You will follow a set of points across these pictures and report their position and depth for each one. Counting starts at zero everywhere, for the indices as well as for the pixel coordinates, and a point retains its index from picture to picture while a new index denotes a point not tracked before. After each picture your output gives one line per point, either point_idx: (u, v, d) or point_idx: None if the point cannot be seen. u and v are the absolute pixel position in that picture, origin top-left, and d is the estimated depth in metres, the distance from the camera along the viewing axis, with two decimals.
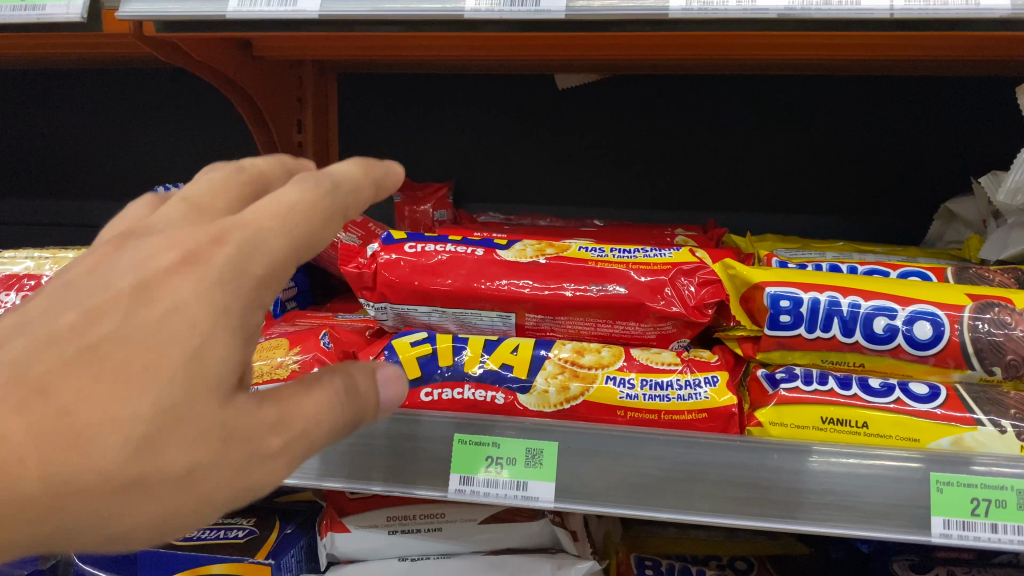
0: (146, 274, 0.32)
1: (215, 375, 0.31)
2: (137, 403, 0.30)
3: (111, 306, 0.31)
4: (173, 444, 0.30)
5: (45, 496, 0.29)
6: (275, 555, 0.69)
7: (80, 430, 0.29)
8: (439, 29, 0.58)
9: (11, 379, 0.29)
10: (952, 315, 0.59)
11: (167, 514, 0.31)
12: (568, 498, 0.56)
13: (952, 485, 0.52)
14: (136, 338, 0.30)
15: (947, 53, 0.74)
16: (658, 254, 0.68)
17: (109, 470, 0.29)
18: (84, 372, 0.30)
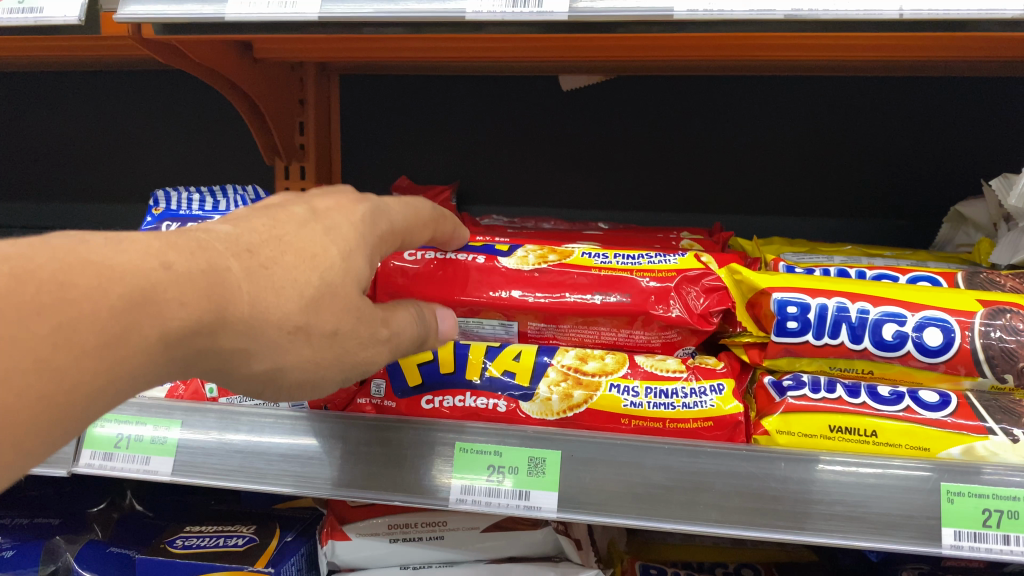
0: (311, 203, 0.47)
1: (358, 270, 0.46)
2: (314, 276, 0.43)
3: (289, 214, 0.45)
4: (328, 311, 0.43)
5: (252, 321, 0.40)
6: (274, 563, 0.68)
7: (276, 283, 0.41)
8: (441, 31, 0.58)
9: (229, 242, 0.41)
10: (963, 321, 0.58)
11: (315, 359, 0.44)
12: (572, 508, 0.54)
13: (963, 496, 0.51)
14: (309, 237, 0.44)
15: (958, 54, 0.72)
16: (663, 257, 0.67)
17: (291, 314, 0.42)
18: (279, 247, 0.43)
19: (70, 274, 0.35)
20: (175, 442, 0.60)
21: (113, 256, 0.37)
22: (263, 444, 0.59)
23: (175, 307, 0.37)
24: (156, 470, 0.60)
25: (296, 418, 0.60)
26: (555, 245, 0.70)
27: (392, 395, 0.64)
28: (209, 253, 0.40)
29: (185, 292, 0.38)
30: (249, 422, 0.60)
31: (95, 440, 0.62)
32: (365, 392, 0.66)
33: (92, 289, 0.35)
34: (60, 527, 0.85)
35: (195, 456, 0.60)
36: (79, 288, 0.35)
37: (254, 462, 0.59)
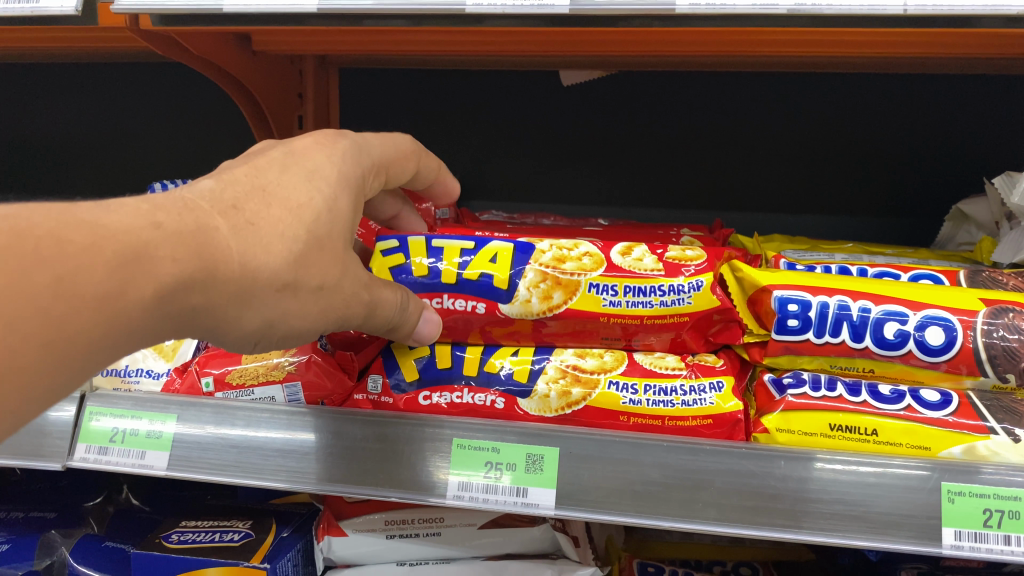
0: (290, 146, 0.48)
1: (341, 220, 0.47)
2: (300, 229, 0.44)
3: (269, 162, 0.46)
4: (314, 265, 0.45)
5: (245, 277, 0.41)
6: (270, 559, 0.67)
7: (265, 238, 0.42)
8: (440, 23, 0.57)
9: (213, 198, 0.42)
10: (965, 320, 0.58)
11: (301, 313, 0.45)
12: (569, 505, 0.54)
13: (963, 495, 0.50)
14: (292, 186, 0.45)
15: (964, 51, 0.72)
16: (676, 296, 0.62)
17: (281, 270, 0.43)
18: (263, 198, 0.44)
19: (63, 231, 0.34)
20: (170, 436, 0.60)
21: (104, 215, 0.36)
22: (260, 439, 0.59)
23: (167, 263, 0.37)
24: (151, 464, 0.59)
25: (294, 413, 0.59)
26: (557, 262, 0.63)
27: (390, 392, 0.64)
28: (195, 210, 0.40)
29: (177, 249, 0.38)
30: (245, 417, 0.60)
31: (90, 434, 0.62)
32: (361, 388, 0.65)
33: (87, 246, 0.35)
34: (56, 520, 0.84)
35: (190, 451, 0.59)
36: (75, 244, 0.34)
37: (250, 457, 0.58)
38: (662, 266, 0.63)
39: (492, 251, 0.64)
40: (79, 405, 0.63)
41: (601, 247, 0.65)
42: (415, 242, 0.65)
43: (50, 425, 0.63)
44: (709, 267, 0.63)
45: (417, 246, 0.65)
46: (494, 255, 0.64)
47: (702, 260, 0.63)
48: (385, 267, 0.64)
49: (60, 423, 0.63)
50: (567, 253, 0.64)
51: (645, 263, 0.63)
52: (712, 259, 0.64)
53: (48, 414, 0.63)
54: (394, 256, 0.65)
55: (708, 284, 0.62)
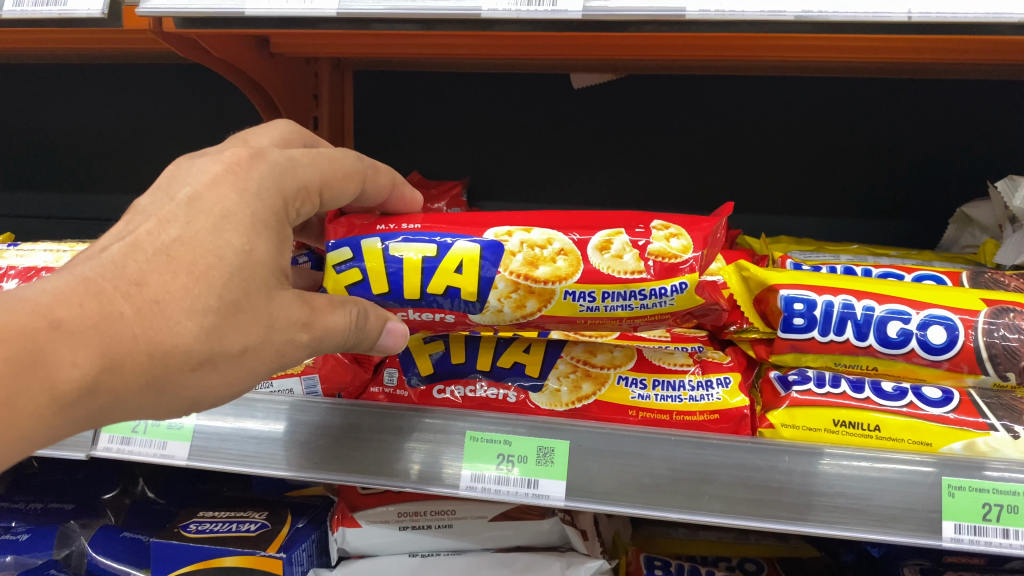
0: (198, 190, 0.45)
1: (260, 271, 0.44)
2: (209, 296, 0.42)
3: (174, 215, 0.44)
4: (232, 331, 0.43)
5: (154, 362, 0.41)
6: (286, 548, 0.69)
7: (169, 315, 0.41)
8: (457, 28, 0.59)
9: (115, 274, 0.41)
10: (967, 319, 0.59)
11: (229, 379, 0.44)
12: (579, 497, 0.55)
13: (964, 490, 0.52)
14: (198, 244, 0.43)
15: (969, 56, 0.73)
16: (659, 299, 0.56)
17: (192, 347, 0.42)
18: (167, 265, 0.42)
19: None
20: (191, 427, 0.61)
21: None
22: (278, 431, 0.60)
23: (65, 368, 0.38)
24: (172, 454, 0.61)
25: (311, 405, 0.61)
26: (529, 267, 0.56)
27: (405, 385, 0.66)
28: (95, 296, 0.40)
29: (74, 352, 0.38)
30: (264, 409, 0.61)
31: (113, 425, 0.64)
32: (377, 381, 0.67)
33: None
34: (75, 511, 0.86)
35: (210, 442, 0.61)
36: None
37: (269, 448, 0.60)
38: (645, 268, 0.56)
39: (456, 257, 0.56)
40: None
41: (577, 240, 0.57)
42: (369, 248, 0.58)
43: None
44: (696, 266, 0.56)
45: (371, 256, 0.57)
46: (460, 263, 0.56)
47: (690, 255, 0.56)
48: (340, 287, 0.58)
49: None
50: (539, 253, 0.56)
51: (626, 263, 0.56)
52: (702, 250, 0.56)
53: None
54: (349, 272, 0.58)
55: (693, 284, 0.56)
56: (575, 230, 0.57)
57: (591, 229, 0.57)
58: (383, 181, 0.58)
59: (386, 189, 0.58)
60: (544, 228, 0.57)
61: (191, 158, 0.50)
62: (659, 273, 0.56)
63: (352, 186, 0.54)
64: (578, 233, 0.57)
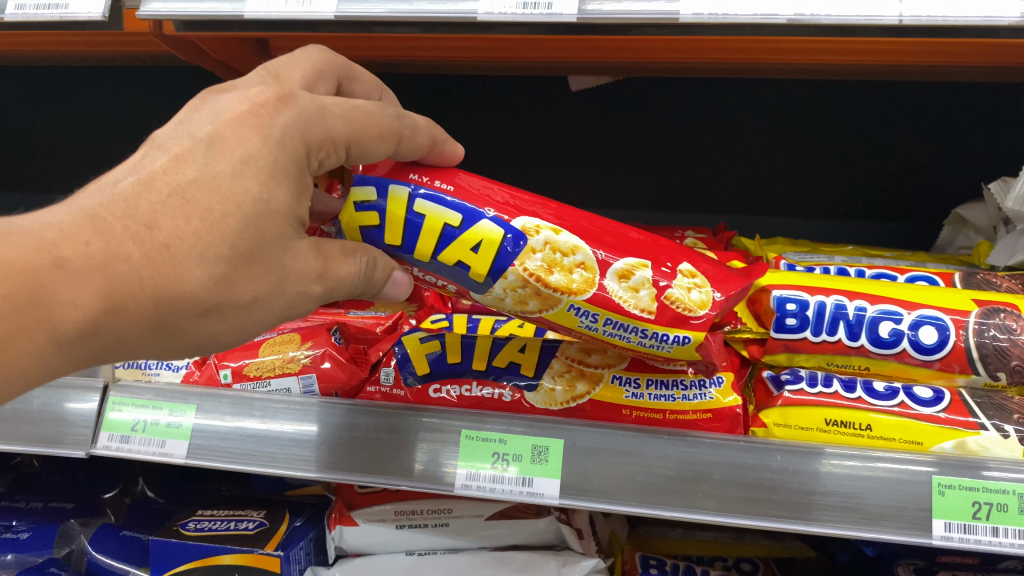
0: (220, 129, 0.44)
1: (278, 219, 0.44)
2: (222, 245, 0.41)
3: (193, 154, 0.43)
4: (243, 281, 0.43)
5: (160, 308, 0.41)
6: (283, 547, 0.70)
7: (179, 261, 0.41)
8: (454, 31, 0.59)
9: (126, 214, 0.41)
10: (957, 320, 0.60)
11: (237, 325, 0.44)
12: (573, 495, 0.56)
13: (953, 489, 0.52)
14: (216, 188, 0.42)
15: (961, 60, 0.74)
16: (659, 342, 0.56)
17: (201, 295, 0.42)
18: (180, 208, 0.41)
19: None
20: (189, 426, 0.62)
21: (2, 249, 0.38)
22: (275, 430, 0.61)
23: (67, 308, 0.39)
24: (170, 452, 0.62)
25: (308, 404, 0.61)
26: (543, 269, 0.55)
27: (401, 385, 0.67)
28: (101, 234, 0.40)
29: (77, 292, 0.39)
30: (262, 408, 0.62)
31: (113, 424, 0.65)
32: (374, 380, 0.68)
33: None
34: (75, 510, 0.87)
35: (208, 440, 0.61)
36: None
37: (266, 446, 0.60)
38: (654, 311, 0.55)
39: (477, 236, 0.55)
40: (102, 396, 0.66)
41: (601, 258, 0.55)
42: (396, 197, 0.56)
43: (72, 415, 0.65)
44: (705, 324, 0.55)
45: (395, 206, 0.56)
46: (478, 243, 0.55)
47: (703, 313, 0.55)
48: (355, 225, 0.57)
49: (83, 413, 0.65)
50: (559, 258, 0.55)
51: (639, 299, 0.55)
52: (716, 310, 0.55)
53: (70, 405, 0.66)
54: (367, 214, 0.56)
55: (696, 339, 0.56)
56: (602, 247, 0.55)
57: (620, 249, 0.56)
58: (423, 142, 0.54)
59: (425, 148, 0.55)
60: (572, 233, 0.56)
61: (220, 90, 0.48)
62: (668, 320, 0.55)
63: (388, 143, 0.51)
64: (604, 249, 0.55)
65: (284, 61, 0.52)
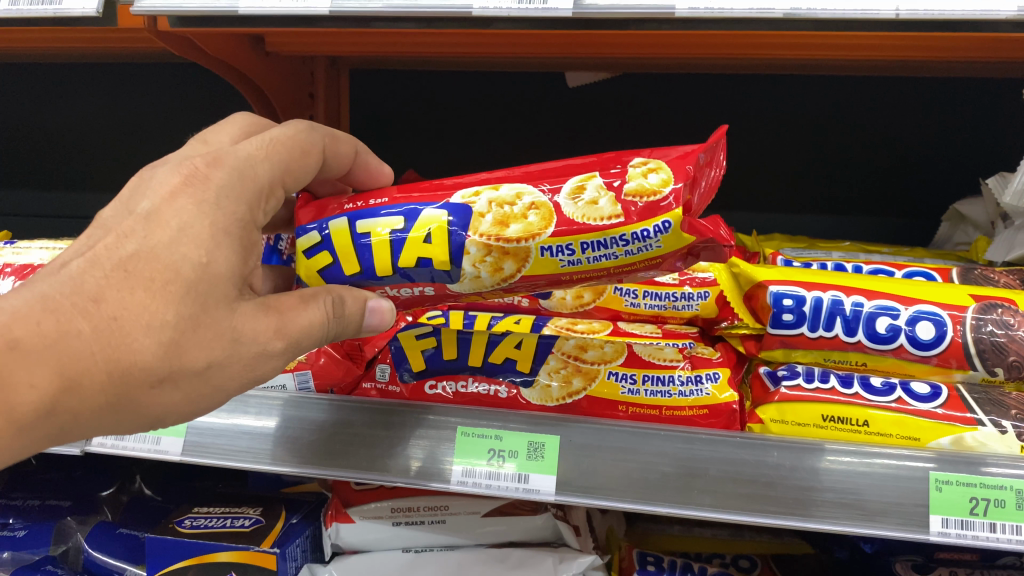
0: (157, 203, 0.45)
1: (222, 282, 0.44)
2: (165, 311, 0.42)
3: (133, 228, 0.44)
4: (193, 346, 0.43)
5: (112, 382, 0.42)
6: (279, 544, 0.69)
7: (126, 331, 0.42)
8: (450, 26, 0.59)
9: (73, 291, 0.42)
10: (955, 315, 0.60)
11: (195, 393, 0.45)
12: (569, 491, 0.56)
13: (951, 485, 0.52)
14: (156, 258, 0.43)
15: (961, 54, 0.73)
16: (642, 244, 0.51)
17: (151, 365, 0.42)
18: (124, 280, 0.42)
19: None
20: (184, 423, 0.62)
21: None
22: (271, 427, 0.61)
23: (24, 390, 0.41)
24: (165, 449, 0.62)
25: (303, 400, 0.61)
26: (498, 222, 0.52)
27: (396, 381, 0.67)
28: (52, 315, 0.41)
29: (32, 374, 0.41)
30: (257, 405, 0.62)
31: None
32: (369, 376, 0.68)
33: None
34: (71, 507, 0.87)
35: (204, 437, 0.61)
36: None
37: (261, 443, 0.60)
38: (622, 210, 0.51)
39: (425, 225, 0.54)
40: None
41: (548, 192, 0.53)
42: (337, 228, 0.56)
43: None
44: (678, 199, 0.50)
45: (340, 237, 0.55)
46: (428, 232, 0.54)
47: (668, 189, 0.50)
48: (312, 272, 0.55)
49: None
50: (509, 210, 0.53)
51: (602, 207, 0.51)
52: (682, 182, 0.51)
53: None
54: (319, 256, 0.55)
55: (677, 220, 0.50)
56: (546, 182, 0.53)
57: (562, 179, 0.53)
58: (345, 149, 0.57)
59: (349, 158, 0.58)
60: (513, 183, 0.54)
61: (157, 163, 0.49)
62: (641, 213, 0.51)
63: (314, 159, 0.53)
64: (548, 183, 0.53)
65: (211, 128, 0.54)
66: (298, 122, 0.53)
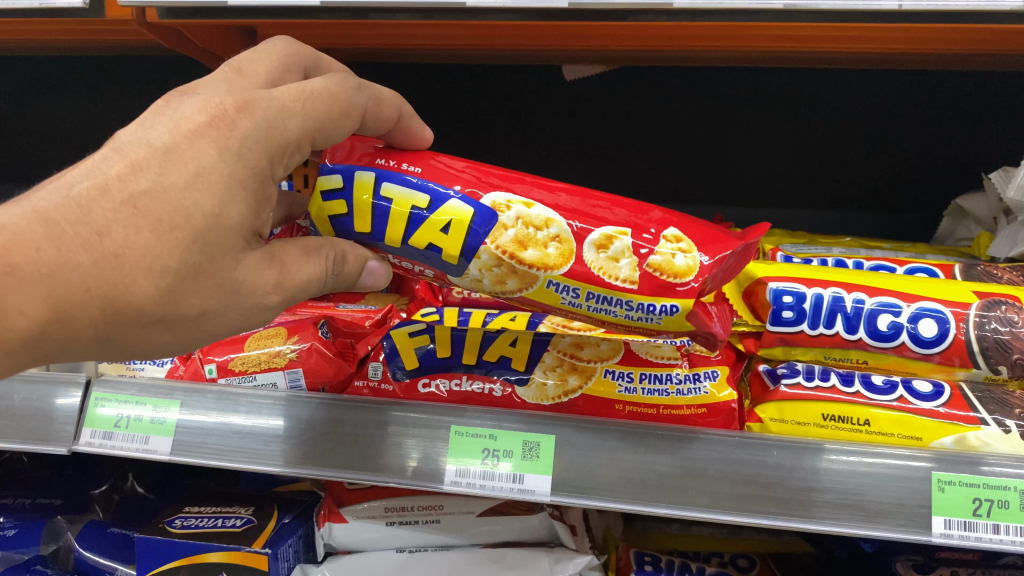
0: (178, 140, 0.44)
1: (229, 234, 0.44)
2: (170, 256, 0.42)
3: (150, 162, 0.43)
4: (190, 293, 0.43)
5: (106, 316, 0.43)
6: (271, 544, 0.68)
7: (127, 272, 0.42)
8: (446, 18, 0.58)
9: (79, 219, 0.42)
10: (957, 313, 0.59)
11: (186, 334, 0.45)
12: (564, 492, 0.55)
13: (953, 485, 0.51)
14: (167, 200, 0.42)
15: (963, 47, 0.72)
16: (646, 314, 0.52)
17: (146, 305, 0.43)
18: (131, 217, 0.42)
19: None
20: (174, 422, 0.61)
21: None
22: (262, 425, 0.60)
23: (17, 316, 0.41)
24: (154, 449, 0.60)
25: (296, 399, 0.60)
26: (513, 249, 0.53)
27: (390, 379, 0.66)
28: (54, 240, 0.41)
29: (26, 301, 0.41)
30: (248, 403, 0.61)
31: (96, 419, 0.63)
32: (362, 375, 0.67)
33: None
34: (61, 506, 0.86)
35: (193, 436, 0.60)
36: None
37: (252, 443, 0.59)
38: (637, 280, 0.52)
39: (446, 217, 0.53)
40: (85, 391, 0.65)
41: (576, 230, 0.53)
42: (361, 181, 0.54)
43: (56, 411, 0.64)
44: (693, 291, 0.51)
45: (361, 192, 0.54)
46: (448, 224, 0.53)
47: (689, 279, 0.51)
48: (324, 216, 0.55)
49: (66, 409, 0.64)
50: (533, 233, 0.53)
51: (620, 268, 0.52)
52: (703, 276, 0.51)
53: (54, 401, 0.64)
54: (334, 203, 0.55)
55: (685, 308, 0.52)
56: (577, 218, 0.53)
57: (597, 220, 0.53)
58: (388, 113, 0.53)
59: (390, 122, 0.54)
60: (544, 206, 0.53)
61: (184, 92, 0.48)
62: (653, 287, 0.52)
63: (351, 122, 0.50)
64: (580, 220, 0.53)
65: (250, 56, 0.51)
66: (343, 78, 0.50)
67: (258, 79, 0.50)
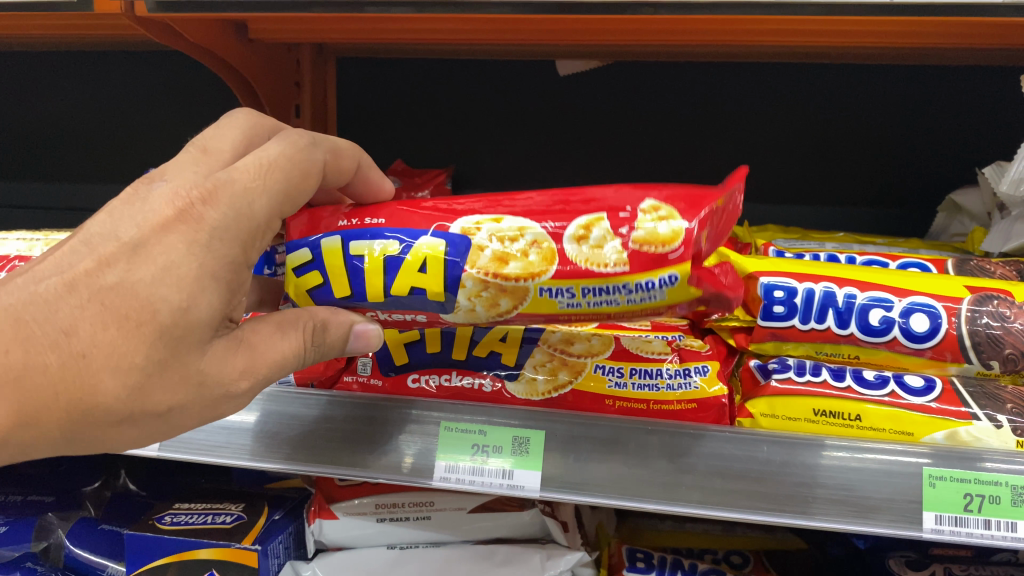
0: (145, 235, 0.43)
1: (197, 329, 0.42)
2: (135, 354, 0.41)
3: (117, 257, 0.42)
4: (158, 389, 0.42)
5: (74, 418, 0.42)
6: (261, 541, 0.68)
7: (93, 372, 0.41)
8: (437, 11, 0.57)
9: (46, 319, 0.41)
10: (949, 307, 0.59)
11: (157, 428, 0.44)
12: (555, 488, 0.54)
13: (944, 480, 0.50)
14: (133, 295, 0.41)
15: (957, 41, 0.72)
16: (646, 293, 0.50)
17: (114, 404, 0.42)
18: (98, 313, 0.41)
19: None
20: None
21: None
22: (249, 422, 0.59)
23: None
24: (143, 444, 0.61)
25: (283, 394, 0.60)
26: (493, 266, 0.51)
27: (379, 375, 0.66)
28: (22, 344, 0.41)
29: None
30: None
31: None
32: (351, 370, 0.67)
33: None
34: (54, 503, 0.85)
35: (182, 432, 0.60)
36: None
37: (240, 439, 0.59)
38: (627, 259, 0.50)
39: (420, 256, 0.52)
40: None
41: (551, 231, 0.51)
42: (329, 247, 0.54)
43: None
44: (683, 254, 0.49)
45: (333, 257, 0.53)
46: (424, 263, 0.52)
47: (677, 244, 0.49)
48: (302, 292, 0.54)
49: None
50: (508, 246, 0.51)
51: (607, 255, 0.50)
52: (689, 236, 0.49)
53: None
54: (309, 275, 0.54)
55: (684, 275, 0.49)
56: (549, 218, 0.51)
57: (567, 215, 0.51)
58: (346, 164, 0.54)
59: (350, 172, 0.55)
60: (515, 216, 0.52)
61: (154, 174, 0.47)
62: (644, 265, 0.50)
63: (314, 180, 0.49)
64: (552, 219, 0.51)
65: (213, 133, 0.50)
66: (298, 138, 0.48)
67: (224, 155, 0.48)
